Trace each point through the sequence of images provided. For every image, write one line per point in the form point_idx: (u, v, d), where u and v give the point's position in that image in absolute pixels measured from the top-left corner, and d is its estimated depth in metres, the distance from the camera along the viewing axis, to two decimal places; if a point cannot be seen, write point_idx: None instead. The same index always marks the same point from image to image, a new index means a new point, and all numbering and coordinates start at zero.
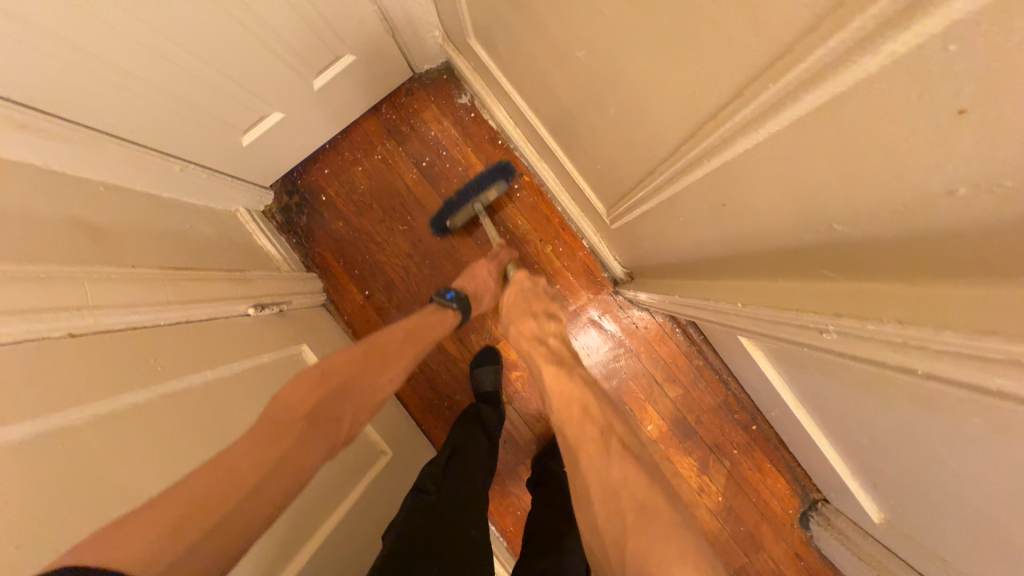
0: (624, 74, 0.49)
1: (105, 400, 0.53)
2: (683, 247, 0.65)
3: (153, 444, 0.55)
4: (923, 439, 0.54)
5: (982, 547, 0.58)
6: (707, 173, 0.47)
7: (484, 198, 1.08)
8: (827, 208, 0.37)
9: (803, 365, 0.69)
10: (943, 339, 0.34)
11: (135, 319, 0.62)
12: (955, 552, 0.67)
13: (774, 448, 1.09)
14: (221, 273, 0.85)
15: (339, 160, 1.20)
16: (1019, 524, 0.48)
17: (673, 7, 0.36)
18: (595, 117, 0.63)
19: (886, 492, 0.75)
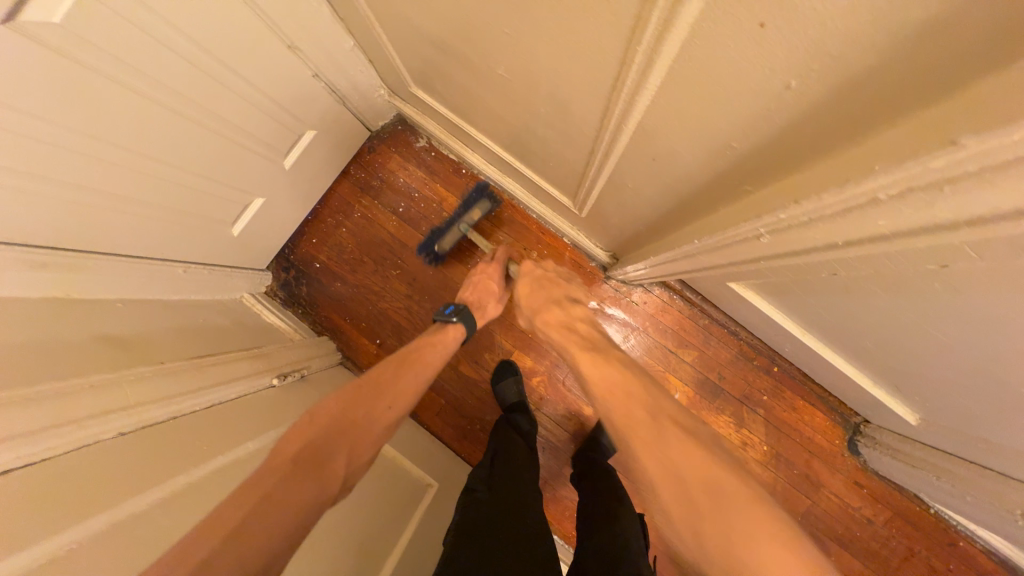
0: (537, 78, 0.56)
1: (166, 479, 0.58)
2: (644, 213, 0.70)
3: (213, 510, 0.60)
4: (909, 321, 0.57)
5: (1003, 410, 0.60)
6: (631, 138, 0.53)
7: (468, 220, 1.16)
8: (727, 136, 0.43)
9: (790, 292, 0.73)
10: (823, 208, 0.38)
11: (175, 408, 0.69)
12: (987, 426, 0.68)
13: (802, 385, 1.10)
14: (239, 353, 0.91)
15: (323, 227, 1.28)
16: (1015, 372, 0.51)
17: (548, 11, 0.43)
18: (530, 122, 0.70)
19: (910, 389, 0.77)
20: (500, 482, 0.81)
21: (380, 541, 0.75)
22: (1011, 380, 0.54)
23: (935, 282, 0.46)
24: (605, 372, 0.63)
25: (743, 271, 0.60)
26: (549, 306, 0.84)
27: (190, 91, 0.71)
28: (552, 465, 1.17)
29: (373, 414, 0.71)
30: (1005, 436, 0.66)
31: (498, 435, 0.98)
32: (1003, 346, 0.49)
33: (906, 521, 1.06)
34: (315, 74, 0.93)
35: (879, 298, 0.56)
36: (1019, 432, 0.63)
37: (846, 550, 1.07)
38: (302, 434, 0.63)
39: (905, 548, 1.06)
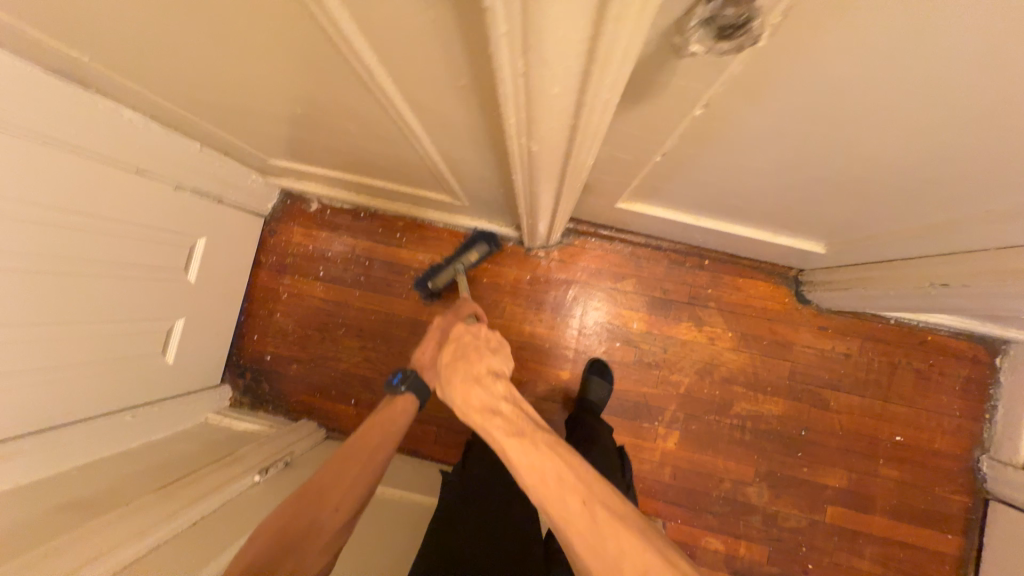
0: (331, 111, 0.62)
1: None
2: (488, 184, 0.75)
3: None
4: (739, 165, 0.63)
5: (858, 201, 0.67)
6: (422, 133, 0.59)
7: (465, 260, 1.15)
8: None
9: (657, 186, 0.79)
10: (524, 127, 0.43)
11: (153, 538, 0.69)
12: (864, 223, 0.75)
13: (735, 264, 1.16)
14: (210, 467, 0.92)
15: (259, 321, 1.30)
16: (833, 163, 0.57)
17: (280, 63, 0.48)
18: (364, 144, 0.75)
19: (799, 223, 0.84)
20: (477, 475, 0.88)
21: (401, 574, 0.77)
22: (833, 174, 0.60)
23: (715, 121, 0.52)
24: (535, 462, 0.58)
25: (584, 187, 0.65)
26: (466, 382, 0.67)
27: (57, 247, 0.74)
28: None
29: (327, 509, 0.70)
30: (879, 225, 0.73)
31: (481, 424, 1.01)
32: (801, 148, 0.55)
33: (877, 341, 1.12)
34: (176, 186, 0.96)
35: (704, 157, 0.63)
36: (883, 216, 0.69)
37: (840, 391, 1.12)
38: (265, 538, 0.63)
39: (888, 365, 1.12)
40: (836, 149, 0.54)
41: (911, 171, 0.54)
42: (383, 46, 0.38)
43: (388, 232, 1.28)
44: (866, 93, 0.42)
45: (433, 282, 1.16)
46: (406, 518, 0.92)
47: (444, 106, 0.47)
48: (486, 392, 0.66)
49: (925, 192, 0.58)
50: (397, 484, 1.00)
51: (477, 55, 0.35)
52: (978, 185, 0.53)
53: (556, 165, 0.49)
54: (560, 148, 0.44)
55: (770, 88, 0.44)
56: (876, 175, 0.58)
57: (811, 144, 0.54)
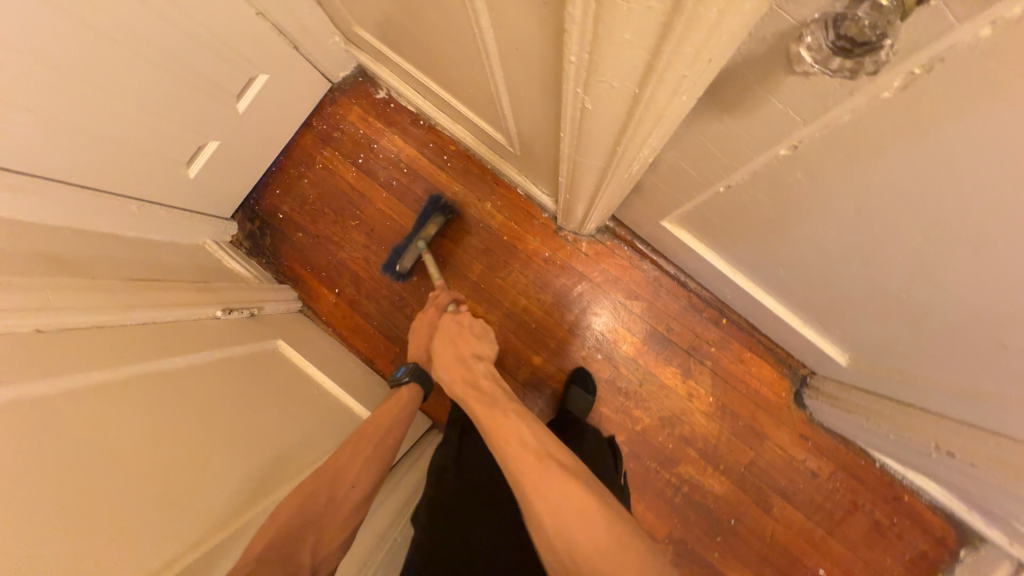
0: None
1: (75, 374, 0.60)
2: (542, 140, 0.71)
3: (125, 409, 0.62)
4: (801, 232, 0.57)
5: (906, 326, 0.60)
6: (497, 54, 0.54)
7: (424, 234, 1.16)
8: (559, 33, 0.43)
9: (707, 218, 0.72)
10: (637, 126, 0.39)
11: (98, 318, 0.72)
12: (903, 353, 0.67)
13: (751, 336, 1.09)
14: (184, 284, 0.94)
15: (287, 178, 1.30)
16: (900, 273, 0.50)
17: None
18: (443, 48, 0.71)
19: (834, 323, 0.76)
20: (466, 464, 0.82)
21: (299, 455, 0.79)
22: (895, 286, 0.54)
23: (797, 169, 0.46)
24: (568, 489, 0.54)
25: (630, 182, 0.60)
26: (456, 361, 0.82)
27: (130, 19, 0.74)
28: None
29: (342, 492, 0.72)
30: (916, 360, 0.66)
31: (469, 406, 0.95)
32: (873, 241, 0.49)
33: (852, 475, 1.05)
34: (259, 13, 0.94)
35: (769, 206, 0.56)
36: (926, 352, 0.62)
37: (789, 504, 1.07)
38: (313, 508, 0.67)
39: (849, 502, 1.05)
40: (912, 259, 0.47)
41: (979, 318, 0.48)
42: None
43: (437, 149, 1.24)
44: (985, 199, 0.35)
45: (402, 263, 1.16)
46: (329, 416, 0.93)
47: (526, 26, 0.42)
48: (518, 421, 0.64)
49: (981, 346, 0.52)
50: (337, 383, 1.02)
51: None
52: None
53: (609, 136, 0.44)
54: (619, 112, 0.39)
55: (880, 148, 0.38)
56: (940, 306, 0.51)
57: (888, 241, 0.47)
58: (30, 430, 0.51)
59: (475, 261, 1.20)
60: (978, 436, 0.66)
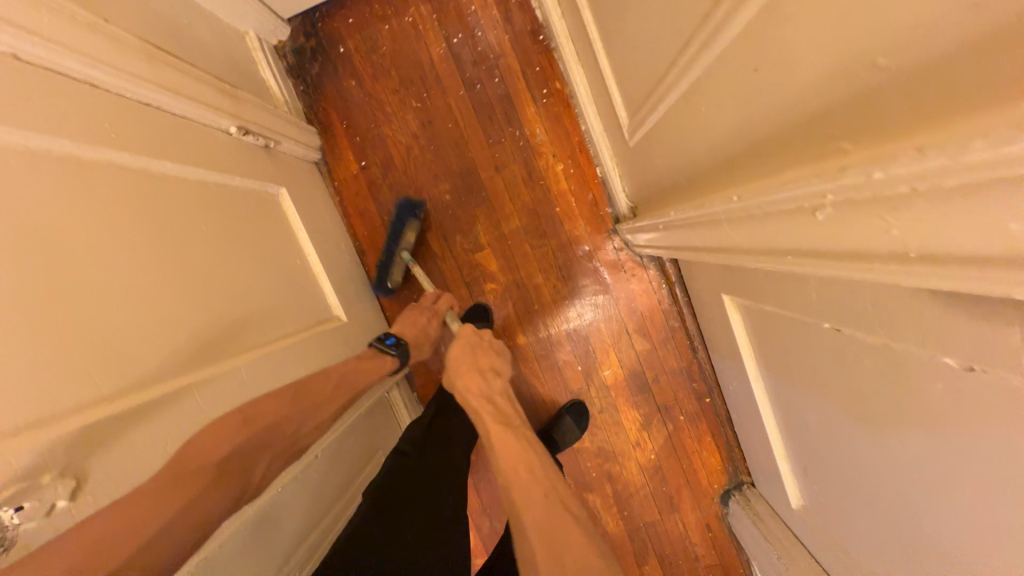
0: None
1: (43, 134, 0.49)
2: (678, 160, 0.60)
3: (90, 201, 0.52)
4: (874, 413, 0.51)
5: (893, 541, 0.57)
6: (715, 58, 0.41)
7: (403, 242, 1.06)
8: (799, 97, 0.33)
9: (776, 330, 0.66)
10: (861, 270, 0.31)
11: (96, 77, 0.57)
12: (863, 546, 0.66)
13: (720, 424, 1.08)
14: (207, 79, 0.79)
15: (367, 12, 1.09)
16: (942, 513, 0.47)
17: None
18: (632, 0, 0.57)
19: (815, 479, 0.74)
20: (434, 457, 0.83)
21: (259, 328, 0.72)
22: (927, 513, 0.49)
23: (940, 379, 0.39)
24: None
25: (729, 261, 0.51)
26: (470, 370, 0.76)
27: None
28: None
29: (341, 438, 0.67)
30: (868, 554, 0.65)
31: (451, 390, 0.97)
32: (943, 478, 0.44)
33: None
34: None
35: (864, 376, 0.49)
36: (885, 558, 0.61)
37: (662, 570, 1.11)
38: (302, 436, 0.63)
39: None
40: (966, 514, 0.43)
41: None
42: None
43: (540, 77, 1.06)
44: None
45: (390, 279, 1.08)
46: (298, 297, 0.85)
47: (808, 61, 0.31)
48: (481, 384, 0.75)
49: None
50: (320, 269, 0.95)
51: (1015, 43, 0.20)
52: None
53: (810, 241, 0.34)
54: (854, 226, 0.30)
55: None
56: (953, 556, 0.47)
57: (954, 487, 0.43)
58: None
59: (526, 239, 1.09)
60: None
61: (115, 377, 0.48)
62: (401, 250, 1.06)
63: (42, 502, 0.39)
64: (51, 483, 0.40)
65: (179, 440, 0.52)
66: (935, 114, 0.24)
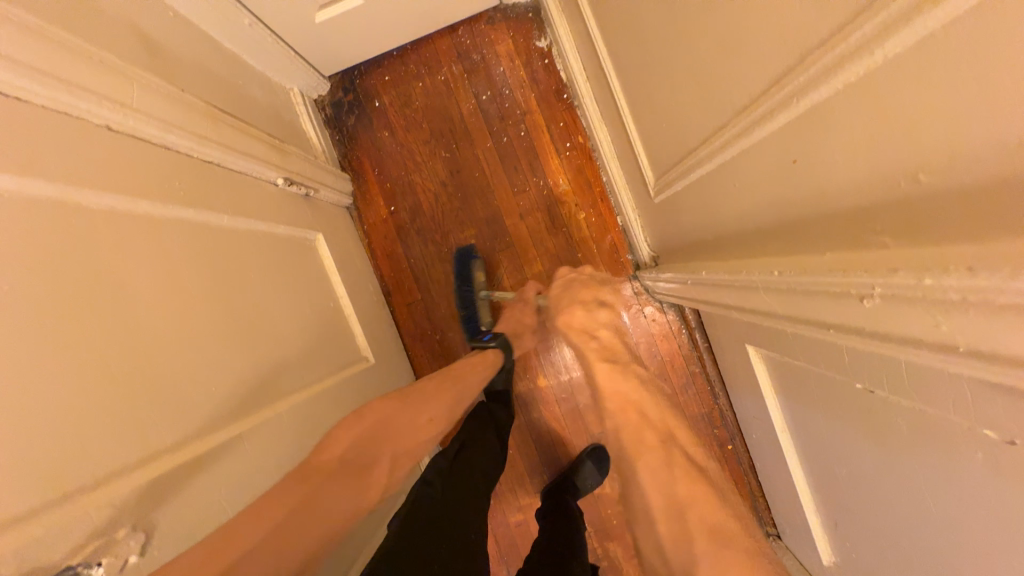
0: (705, 30, 0.48)
1: (124, 197, 0.53)
2: (707, 224, 0.64)
3: (161, 258, 0.56)
4: (909, 476, 0.51)
5: None
6: (753, 145, 0.45)
7: (480, 284, 1.10)
8: (842, 191, 0.36)
9: (806, 385, 0.67)
10: (911, 353, 0.33)
11: (171, 141, 0.63)
12: None
13: (742, 472, 1.08)
14: (261, 136, 0.85)
15: (402, 70, 1.17)
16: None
17: None
18: (664, 81, 0.62)
19: (847, 537, 0.73)
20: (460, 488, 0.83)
21: (299, 374, 0.74)
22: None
23: (979, 448, 0.40)
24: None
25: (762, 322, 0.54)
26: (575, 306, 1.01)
27: None
28: (504, 479, 1.17)
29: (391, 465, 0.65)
30: None
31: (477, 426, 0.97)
32: (984, 545, 0.44)
33: None
34: None
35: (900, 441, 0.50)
36: None
37: None
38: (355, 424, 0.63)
39: None
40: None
41: None
42: (982, 35, 0.24)
43: (564, 132, 1.12)
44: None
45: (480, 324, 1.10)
46: (332, 339, 0.88)
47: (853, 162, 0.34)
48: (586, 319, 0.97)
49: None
50: (352, 311, 0.98)
51: None
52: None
53: (855, 318, 0.37)
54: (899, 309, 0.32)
55: None
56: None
57: (994, 554, 0.43)
58: (69, 247, 0.45)
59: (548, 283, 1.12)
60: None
61: (178, 428, 0.50)
62: (482, 294, 1.10)
63: (117, 558, 0.40)
64: (123, 538, 0.41)
65: (228, 490, 0.53)
66: (985, 221, 0.27)
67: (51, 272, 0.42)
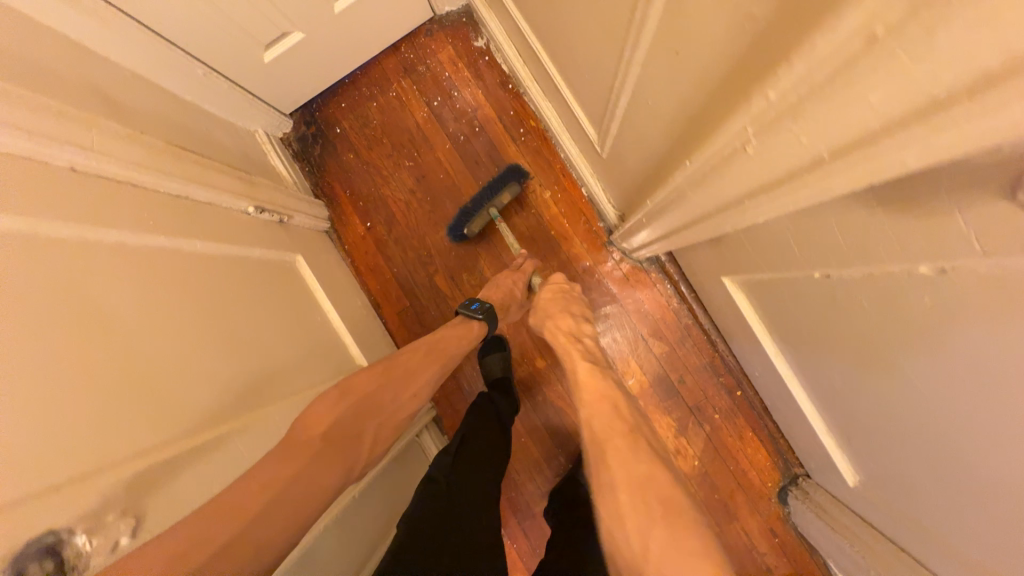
0: None
1: (93, 227, 0.57)
2: (643, 155, 0.66)
3: (138, 280, 0.59)
4: (909, 371, 0.48)
5: (956, 497, 0.53)
6: (649, 54, 0.48)
7: (495, 202, 1.09)
8: (723, 60, 0.38)
9: (777, 295, 0.67)
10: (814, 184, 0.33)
11: (133, 177, 0.67)
12: (939, 515, 0.59)
13: (758, 417, 1.05)
14: (226, 169, 0.90)
15: (356, 95, 1.24)
16: (970, 431, 0.45)
17: None
18: (575, 32, 0.66)
19: (862, 446, 0.71)
20: (464, 480, 0.83)
21: (290, 378, 0.77)
22: (985, 473, 0.46)
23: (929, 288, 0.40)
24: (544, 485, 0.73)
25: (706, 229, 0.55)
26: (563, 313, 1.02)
27: None
28: (518, 464, 1.15)
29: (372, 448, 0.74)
30: (943, 521, 0.59)
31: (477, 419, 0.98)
32: (960, 391, 0.43)
33: None
34: None
35: (894, 331, 0.47)
36: (962, 522, 0.55)
37: None
38: (334, 406, 0.71)
39: None
40: (981, 421, 0.42)
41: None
42: None
43: (516, 119, 1.16)
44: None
45: (468, 228, 1.10)
46: (322, 349, 0.90)
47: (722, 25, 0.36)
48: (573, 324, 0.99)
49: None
50: (341, 322, 1.01)
51: None
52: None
53: (764, 176, 0.38)
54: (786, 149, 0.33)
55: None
56: (1012, 506, 0.44)
57: (965, 394, 0.42)
58: (48, 268, 0.48)
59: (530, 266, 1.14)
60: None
61: (164, 426, 0.52)
62: (491, 206, 1.11)
63: (107, 538, 0.43)
64: (114, 521, 0.44)
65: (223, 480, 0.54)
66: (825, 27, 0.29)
67: (33, 288, 0.46)
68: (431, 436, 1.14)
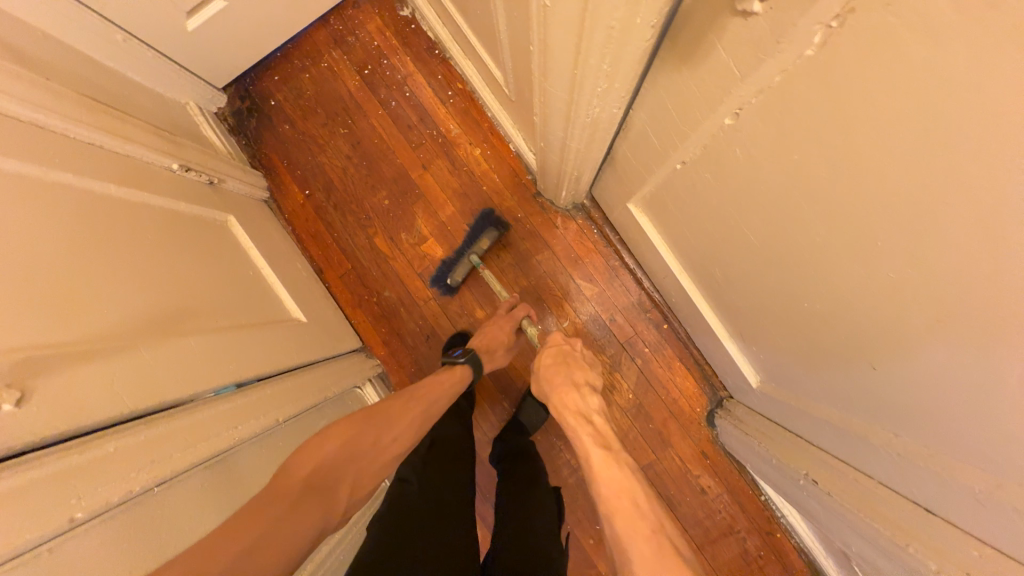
0: None
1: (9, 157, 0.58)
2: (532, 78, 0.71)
3: (53, 210, 0.60)
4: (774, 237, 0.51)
5: (841, 371, 0.56)
6: None
7: (477, 248, 1.12)
8: None
9: (662, 202, 0.74)
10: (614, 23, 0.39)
11: (42, 120, 0.68)
12: (826, 393, 0.63)
13: (684, 347, 1.12)
14: (146, 126, 0.91)
15: (289, 67, 1.27)
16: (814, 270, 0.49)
17: None
18: None
19: (753, 341, 0.78)
20: (434, 474, 0.83)
21: (213, 316, 0.79)
22: (862, 317, 0.47)
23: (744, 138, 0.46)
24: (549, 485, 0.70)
25: (578, 127, 0.61)
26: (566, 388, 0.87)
27: None
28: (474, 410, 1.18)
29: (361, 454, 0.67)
30: (828, 394, 0.63)
31: (442, 419, 0.97)
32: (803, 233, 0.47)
33: (737, 504, 1.07)
34: None
35: (744, 194, 0.52)
36: (849, 391, 0.57)
37: (673, 513, 1.07)
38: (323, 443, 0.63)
39: (726, 525, 1.07)
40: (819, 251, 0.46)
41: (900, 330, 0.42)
42: None
43: (444, 82, 1.22)
44: (975, 250, 0.31)
45: (452, 276, 1.14)
46: (251, 298, 0.91)
47: None
48: (582, 400, 0.85)
49: (961, 444, 0.44)
50: (275, 278, 1.03)
51: None
52: (983, 442, 0.41)
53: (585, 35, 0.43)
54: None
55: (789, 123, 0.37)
56: (889, 350, 0.46)
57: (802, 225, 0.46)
58: None
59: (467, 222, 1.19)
60: (870, 509, 0.60)
61: (63, 329, 0.53)
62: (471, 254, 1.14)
63: None
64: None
65: (126, 383, 0.56)
66: None
67: None
68: (376, 389, 1.16)
